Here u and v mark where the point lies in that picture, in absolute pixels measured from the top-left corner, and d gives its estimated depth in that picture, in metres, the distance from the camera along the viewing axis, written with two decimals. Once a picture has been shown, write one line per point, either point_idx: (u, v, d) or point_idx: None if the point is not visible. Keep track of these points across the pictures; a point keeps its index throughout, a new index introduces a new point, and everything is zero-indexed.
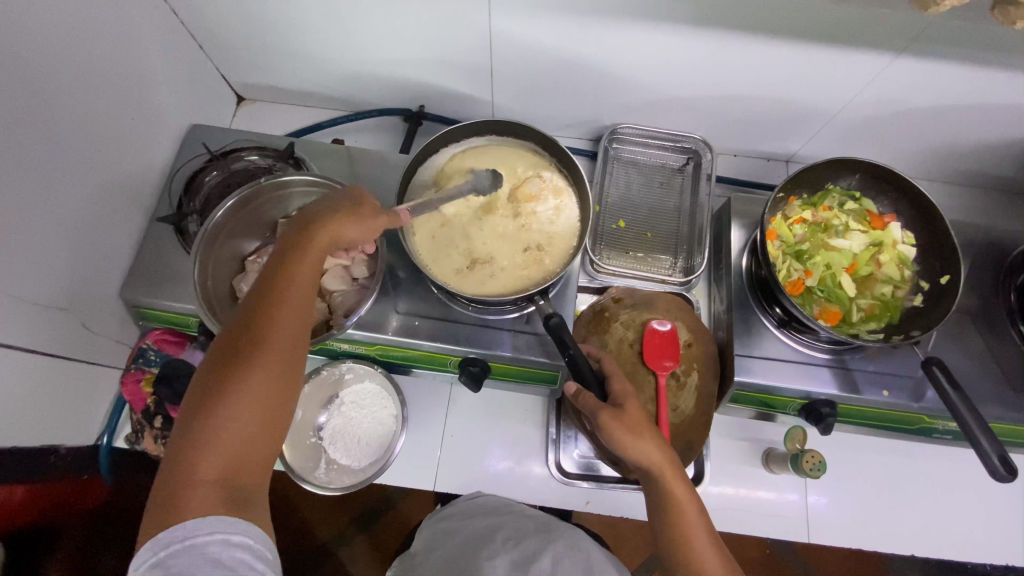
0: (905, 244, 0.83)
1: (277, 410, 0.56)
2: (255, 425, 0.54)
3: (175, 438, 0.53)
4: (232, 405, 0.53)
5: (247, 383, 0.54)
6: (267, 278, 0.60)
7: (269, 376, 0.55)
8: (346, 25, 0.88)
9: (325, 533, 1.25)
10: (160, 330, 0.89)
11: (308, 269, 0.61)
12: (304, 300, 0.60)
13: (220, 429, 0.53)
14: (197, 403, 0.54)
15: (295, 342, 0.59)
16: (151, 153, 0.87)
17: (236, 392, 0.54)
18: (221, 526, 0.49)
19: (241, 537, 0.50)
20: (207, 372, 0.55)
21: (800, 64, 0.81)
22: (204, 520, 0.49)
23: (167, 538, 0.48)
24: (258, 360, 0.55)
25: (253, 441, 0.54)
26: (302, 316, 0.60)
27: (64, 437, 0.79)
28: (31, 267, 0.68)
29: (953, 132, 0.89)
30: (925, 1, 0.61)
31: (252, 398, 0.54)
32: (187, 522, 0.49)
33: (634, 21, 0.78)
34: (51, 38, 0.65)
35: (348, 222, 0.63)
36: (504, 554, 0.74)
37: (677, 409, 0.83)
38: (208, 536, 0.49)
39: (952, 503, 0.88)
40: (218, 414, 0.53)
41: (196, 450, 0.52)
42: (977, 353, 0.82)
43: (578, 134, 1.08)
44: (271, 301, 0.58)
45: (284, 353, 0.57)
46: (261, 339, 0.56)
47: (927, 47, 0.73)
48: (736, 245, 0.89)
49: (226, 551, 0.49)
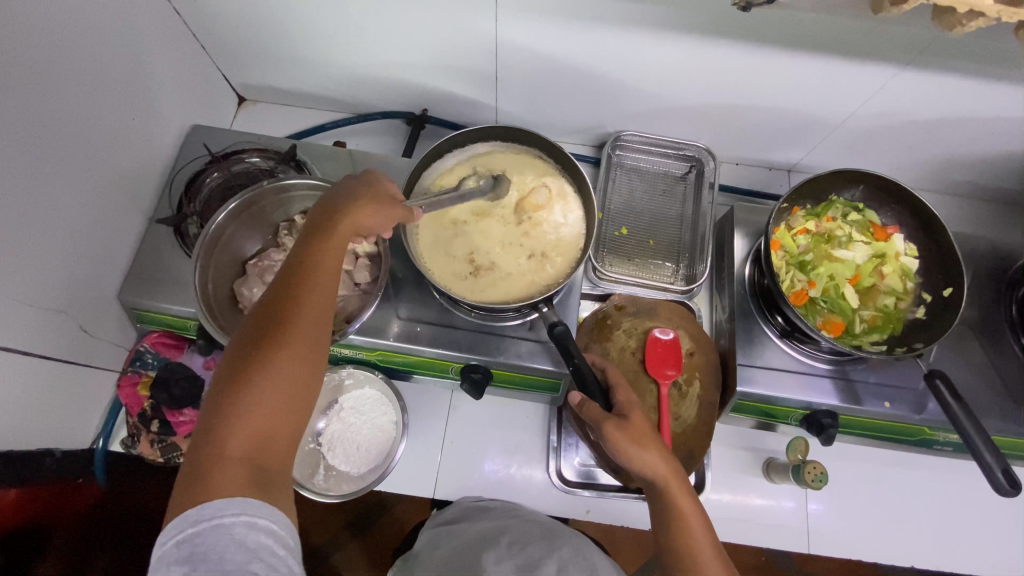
0: (907, 256, 0.83)
1: (303, 391, 0.55)
2: (282, 406, 0.53)
3: (202, 418, 0.52)
4: (259, 384, 0.52)
5: (274, 362, 0.53)
6: (293, 261, 0.60)
7: (296, 355, 0.55)
8: (351, 28, 0.88)
9: (318, 538, 1.23)
10: (158, 334, 0.89)
11: (335, 250, 0.60)
12: (331, 283, 0.60)
13: (248, 406, 0.51)
14: (223, 382, 0.53)
15: (321, 324, 0.58)
16: (152, 154, 0.87)
17: (264, 370, 0.53)
18: (247, 509, 0.47)
19: (267, 521, 0.48)
20: (234, 352, 0.55)
21: (805, 74, 0.81)
22: (232, 501, 0.47)
23: (194, 517, 0.47)
24: (285, 340, 0.55)
25: (280, 419, 0.53)
26: (327, 297, 0.59)
27: (58, 440, 0.78)
28: (29, 269, 0.67)
29: (955, 145, 0.90)
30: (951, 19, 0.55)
31: (279, 376, 0.53)
32: (212, 502, 0.47)
33: (641, 29, 0.78)
34: (54, 38, 0.65)
35: (371, 206, 0.63)
36: (510, 558, 0.70)
37: (680, 418, 0.83)
38: (235, 518, 0.47)
39: (951, 515, 0.88)
40: (246, 392, 0.52)
41: (224, 428, 0.51)
42: (979, 365, 0.82)
43: (581, 140, 1.07)
44: (297, 282, 0.58)
45: (311, 335, 0.56)
46: (288, 319, 0.56)
47: (933, 60, 0.73)
48: (738, 254, 0.89)
49: (251, 534, 0.47)
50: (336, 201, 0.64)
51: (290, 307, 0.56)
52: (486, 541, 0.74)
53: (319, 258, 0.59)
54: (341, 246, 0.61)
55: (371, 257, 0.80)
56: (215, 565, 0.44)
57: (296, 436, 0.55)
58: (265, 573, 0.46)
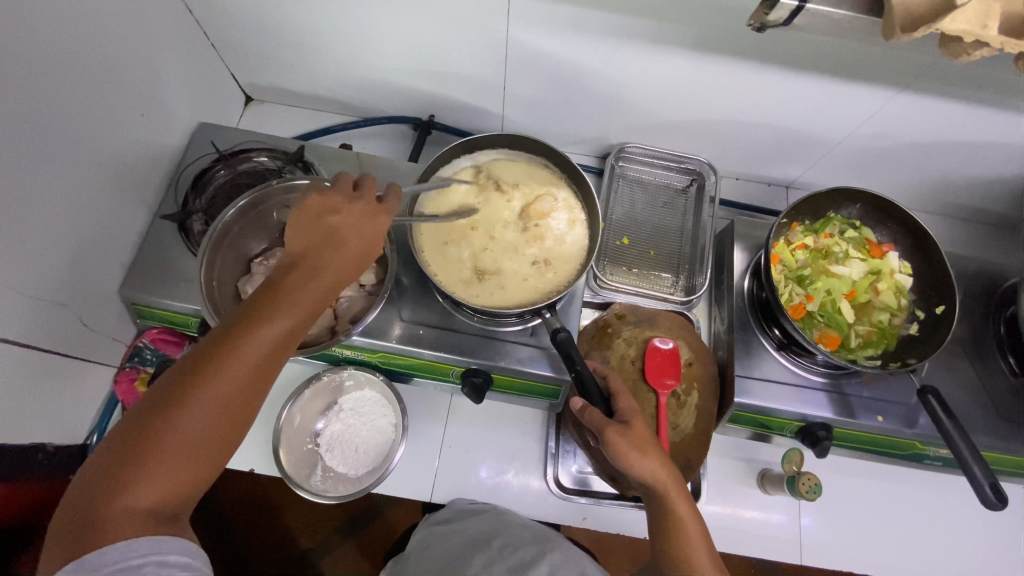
0: (902, 273, 0.85)
1: (231, 433, 0.53)
2: (200, 454, 0.51)
3: (117, 440, 0.49)
4: (188, 424, 0.50)
5: (207, 405, 0.51)
6: (257, 297, 0.56)
7: (234, 393, 0.52)
8: (362, 33, 0.89)
9: (306, 542, 1.22)
10: (158, 330, 0.87)
11: (306, 297, 0.57)
12: (294, 329, 0.56)
13: (166, 452, 0.49)
14: (152, 409, 0.50)
15: (268, 371, 0.55)
16: (158, 150, 0.87)
17: (197, 411, 0.50)
18: (155, 547, 0.47)
19: (178, 556, 0.48)
20: (167, 382, 0.51)
21: (805, 94, 0.83)
22: (136, 543, 0.46)
23: (95, 562, 0.45)
24: (223, 387, 0.52)
25: (198, 458, 0.51)
26: (283, 346, 0.56)
27: (52, 435, 0.77)
28: (32, 260, 0.67)
29: (948, 167, 0.93)
30: (954, 48, 0.53)
31: (210, 415, 0.51)
32: (114, 546, 0.46)
33: (645, 45, 0.80)
34: (65, 31, 0.65)
35: (351, 240, 0.59)
36: (501, 559, 0.70)
37: (678, 427, 0.84)
38: (143, 559, 0.46)
39: (939, 529, 0.90)
40: (168, 435, 0.49)
41: (133, 469, 0.48)
42: (969, 382, 0.84)
43: (586, 151, 1.09)
44: (256, 326, 0.54)
45: (253, 385, 0.54)
46: (234, 366, 0.52)
47: (928, 84, 0.76)
48: (738, 266, 0.90)
49: (163, 572, 0.47)
50: (321, 235, 0.59)
51: (242, 351, 0.53)
52: (476, 545, 0.73)
53: (286, 303, 0.55)
54: (313, 293, 0.57)
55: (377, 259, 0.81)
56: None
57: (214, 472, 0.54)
58: None
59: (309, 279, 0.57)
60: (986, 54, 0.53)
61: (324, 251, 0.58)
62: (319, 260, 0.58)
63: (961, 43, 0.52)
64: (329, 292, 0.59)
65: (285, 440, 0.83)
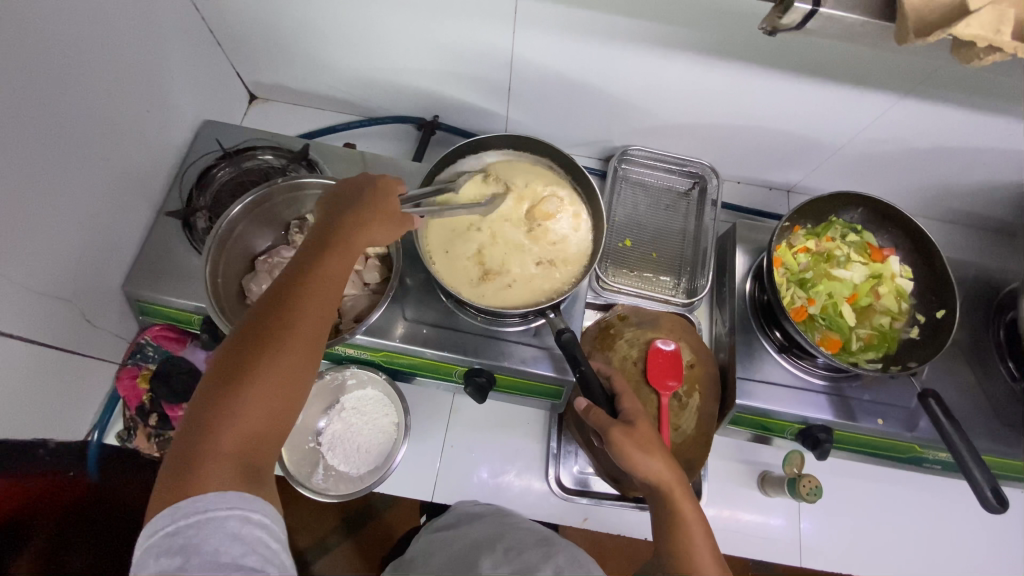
0: (903, 277, 0.86)
1: (298, 389, 0.55)
2: (274, 403, 0.53)
3: (196, 404, 0.52)
4: (259, 378, 0.52)
5: (273, 359, 0.53)
6: (298, 264, 0.59)
7: (295, 347, 0.55)
8: (368, 32, 0.89)
9: (304, 542, 1.22)
10: (161, 326, 0.88)
11: (343, 252, 0.60)
12: (337, 285, 0.59)
13: (241, 403, 0.51)
14: (223, 371, 0.53)
15: (322, 327, 0.58)
16: (163, 147, 0.87)
17: (265, 365, 0.53)
18: (242, 503, 0.47)
19: (261, 515, 0.48)
20: (232, 345, 0.54)
21: (809, 99, 0.84)
22: (224, 494, 0.47)
23: (188, 509, 0.46)
24: (283, 338, 0.54)
25: (274, 413, 0.53)
26: (330, 300, 0.59)
27: (52, 431, 0.77)
28: (37, 255, 0.67)
29: (949, 173, 0.93)
30: (969, 52, 0.53)
31: (278, 368, 0.53)
32: (202, 497, 0.47)
33: (652, 48, 0.80)
34: (73, 26, 0.65)
35: (377, 204, 0.64)
36: (507, 561, 0.70)
37: (680, 429, 0.84)
38: (229, 512, 0.46)
39: (938, 532, 0.90)
40: (242, 385, 0.52)
41: (216, 420, 0.50)
42: (969, 386, 0.85)
43: (590, 153, 1.10)
44: (304, 281, 0.57)
45: (311, 336, 0.56)
46: (289, 318, 0.55)
47: (931, 90, 0.77)
48: (740, 269, 0.91)
49: (245, 528, 0.46)
50: (349, 205, 0.64)
51: (295, 304, 0.56)
52: (482, 547, 0.73)
53: (325, 259, 0.59)
54: (349, 248, 0.61)
55: (381, 258, 0.82)
56: (210, 559, 0.44)
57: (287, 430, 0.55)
58: (258, 568, 0.45)
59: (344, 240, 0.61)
60: (1000, 59, 0.53)
61: (353, 216, 0.63)
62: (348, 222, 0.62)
63: (973, 47, 0.53)
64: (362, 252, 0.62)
65: (287, 437, 0.83)
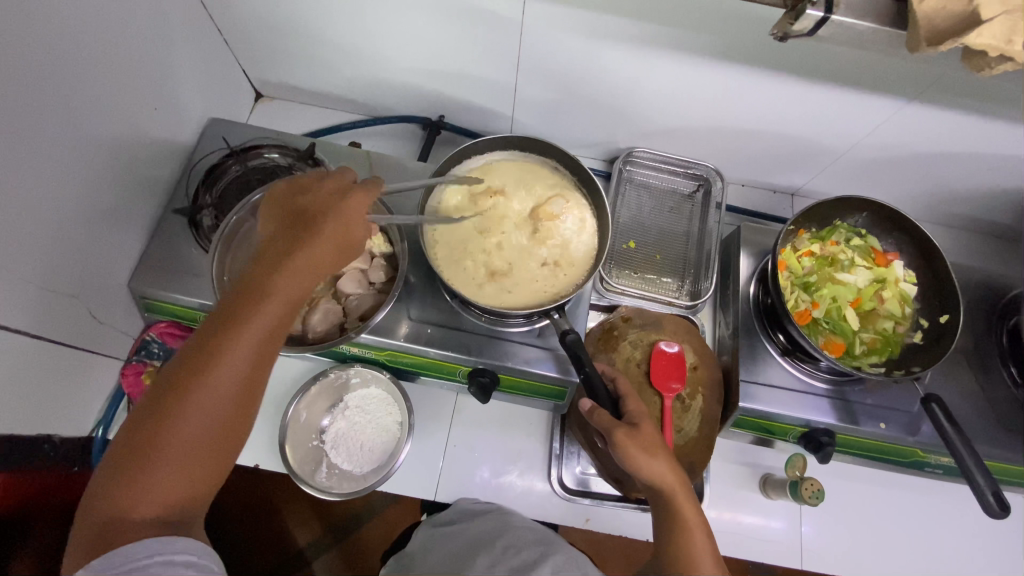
0: (906, 282, 0.86)
1: (234, 434, 0.54)
2: (200, 453, 0.52)
3: (118, 447, 0.51)
4: (185, 428, 0.51)
5: (202, 407, 0.51)
6: (236, 296, 0.54)
7: (223, 393, 0.52)
8: (376, 33, 0.90)
9: (304, 539, 1.22)
10: (166, 324, 0.87)
11: (284, 292, 0.55)
12: (279, 321, 0.55)
13: (164, 457, 0.50)
14: (147, 416, 0.51)
15: (259, 368, 0.54)
16: (170, 145, 0.87)
17: (192, 414, 0.51)
18: (162, 548, 0.49)
19: (184, 555, 0.50)
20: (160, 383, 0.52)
21: (814, 102, 0.84)
22: (143, 544, 0.48)
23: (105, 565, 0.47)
24: (212, 394, 0.52)
25: (200, 461, 0.52)
26: (268, 346, 0.55)
27: (59, 427, 0.77)
28: (43, 252, 0.67)
29: (953, 178, 0.94)
30: (980, 61, 0.54)
31: (207, 416, 0.52)
32: (123, 550, 0.48)
33: (658, 51, 0.81)
34: (83, 24, 0.66)
35: (326, 226, 0.57)
36: (505, 559, 0.70)
37: (682, 430, 0.84)
38: (149, 560, 0.48)
39: (938, 536, 0.91)
40: (163, 437, 0.50)
41: (138, 470, 0.50)
42: (971, 391, 0.85)
43: (595, 154, 1.10)
44: (234, 321, 0.53)
45: (245, 388, 0.54)
46: (220, 371, 0.52)
47: (937, 96, 0.77)
48: (744, 272, 0.91)
49: (169, 570, 0.48)
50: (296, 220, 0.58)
51: (225, 350, 0.52)
52: (480, 544, 0.73)
53: (262, 302, 0.54)
54: (292, 287, 0.55)
55: (386, 257, 0.81)
56: None
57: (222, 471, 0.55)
58: None
59: (283, 271, 0.55)
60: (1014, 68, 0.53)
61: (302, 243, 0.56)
62: (292, 254, 0.56)
63: (986, 57, 0.53)
64: (305, 289, 0.56)
65: (290, 435, 0.84)
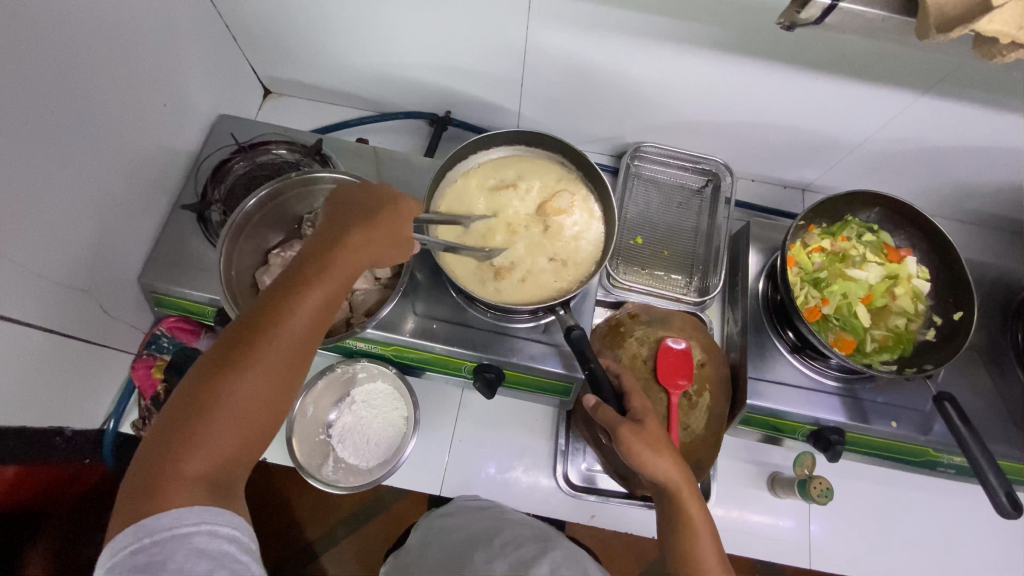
0: (919, 278, 0.84)
1: (280, 404, 0.56)
2: (249, 419, 0.53)
3: (171, 409, 0.52)
4: (239, 392, 0.52)
5: (258, 372, 0.53)
6: (295, 270, 0.58)
7: (276, 360, 0.54)
8: (381, 29, 0.90)
9: (314, 533, 1.24)
10: (175, 318, 0.88)
11: (341, 269, 0.59)
12: (334, 296, 0.58)
13: (215, 421, 0.51)
14: (202, 378, 0.52)
15: (312, 340, 0.57)
16: (179, 141, 0.88)
17: (246, 379, 0.53)
18: (209, 518, 0.48)
19: (228, 529, 0.49)
20: (216, 349, 0.54)
21: (825, 95, 0.82)
22: (189, 511, 0.48)
23: (152, 526, 0.47)
24: (267, 358, 0.54)
25: (248, 427, 0.53)
26: (320, 321, 0.58)
27: (72, 419, 0.78)
28: (56, 249, 0.68)
29: (968, 173, 0.92)
30: (990, 50, 0.53)
31: (258, 382, 0.53)
32: (166, 515, 0.47)
33: (664, 45, 0.80)
34: (93, 23, 0.67)
35: (381, 216, 0.63)
36: (503, 556, 0.70)
37: (689, 428, 0.83)
38: (195, 527, 0.47)
39: (951, 538, 0.89)
40: (216, 400, 0.51)
41: (190, 430, 0.50)
42: (985, 390, 0.84)
43: (602, 149, 1.09)
44: (292, 291, 0.56)
45: (294, 357, 0.56)
46: (274, 337, 0.54)
47: (953, 88, 0.75)
48: (753, 268, 0.90)
49: (213, 542, 0.48)
50: (353, 211, 0.63)
51: (283, 317, 0.55)
52: (480, 541, 0.73)
53: (320, 277, 0.57)
54: (347, 265, 0.59)
55: None
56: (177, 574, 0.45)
57: (262, 444, 0.56)
58: None
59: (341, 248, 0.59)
60: None
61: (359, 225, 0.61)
62: (350, 234, 0.60)
63: (997, 44, 0.52)
64: (359, 268, 0.60)
65: (298, 429, 0.84)
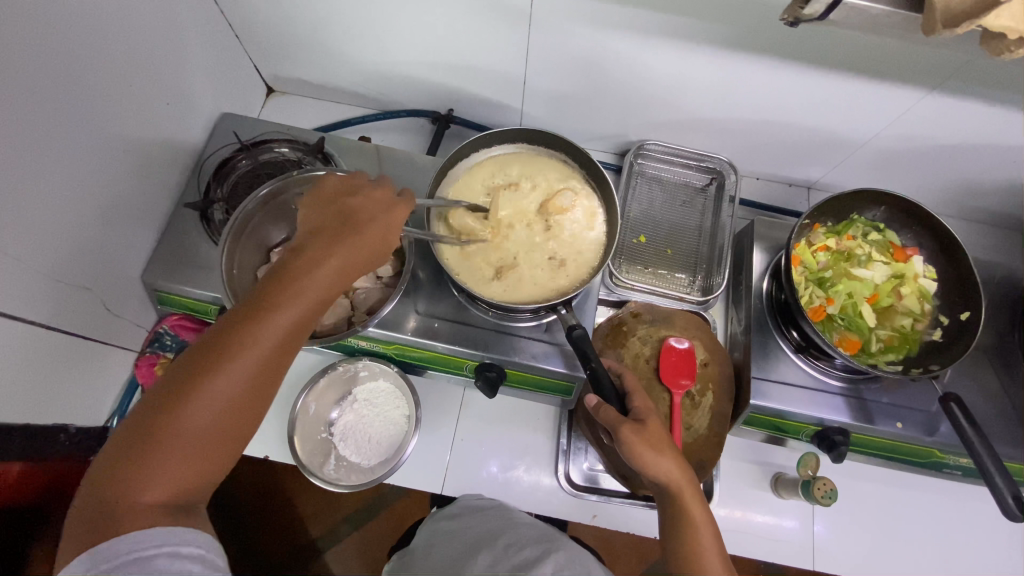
0: (926, 278, 0.83)
1: (244, 425, 0.55)
2: (210, 441, 0.52)
3: (128, 429, 0.51)
4: (200, 415, 0.51)
5: (220, 394, 0.52)
6: (265, 286, 0.56)
7: (240, 382, 0.53)
8: (384, 27, 0.89)
9: (316, 530, 1.24)
10: (178, 316, 0.89)
11: (312, 288, 0.57)
12: (304, 315, 0.57)
13: (174, 444, 0.50)
14: (162, 399, 0.51)
15: (279, 360, 0.56)
16: (182, 139, 0.88)
17: (206, 402, 0.52)
18: (169, 539, 0.48)
19: (190, 547, 0.49)
20: (179, 368, 0.53)
21: (831, 92, 0.82)
22: (150, 533, 0.47)
23: (109, 551, 0.46)
24: (230, 381, 0.53)
25: (209, 449, 0.53)
26: (288, 341, 0.56)
27: (75, 416, 0.79)
28: (60, 247, 0.69)
29: (976, 171, 0.91)
30: (998, 45, 0.52)
31: (220, 405, 0.52)
32: (127, 537, 0.47)
33: (668, 42, 0.79)
34: (96, 21, 0.67)
35: (357, 232, 0.61)
36: (506, 558, 0.69)
37: (691, 428, 0.83)
38: (155, 551, 0.47)
39: (958, 539, 0.88)
40: (175, 424, 0.51)
41: (147, 454, 0.50)
42: (992, 391, 0.83)
43: (605, 148, 1.08)
44: (261, 310, 0.55)
45: (259, 379, 0.54)
46: (239, 361, 0.53)
47: (961, 85, 0.74)
48: (757, 267, 0.89)
49: (175, 563, 0.47)
50: (330, 223, 0.61)
51: (249, 338, 0.54)
52: (484, 541, 0.73)
53: (290, 296, 0.56)
54: (319, 284, 0.57)
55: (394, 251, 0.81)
56: None
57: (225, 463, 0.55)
58: None
59: (314, 265, 0.58)
60: None
61: (335, 242, 0.59)
62: (325, 251, 0.58)
63: (1005, 40, 0.52)
64: (333, 287, 0.59)
65: (299, 427, 0.85)
